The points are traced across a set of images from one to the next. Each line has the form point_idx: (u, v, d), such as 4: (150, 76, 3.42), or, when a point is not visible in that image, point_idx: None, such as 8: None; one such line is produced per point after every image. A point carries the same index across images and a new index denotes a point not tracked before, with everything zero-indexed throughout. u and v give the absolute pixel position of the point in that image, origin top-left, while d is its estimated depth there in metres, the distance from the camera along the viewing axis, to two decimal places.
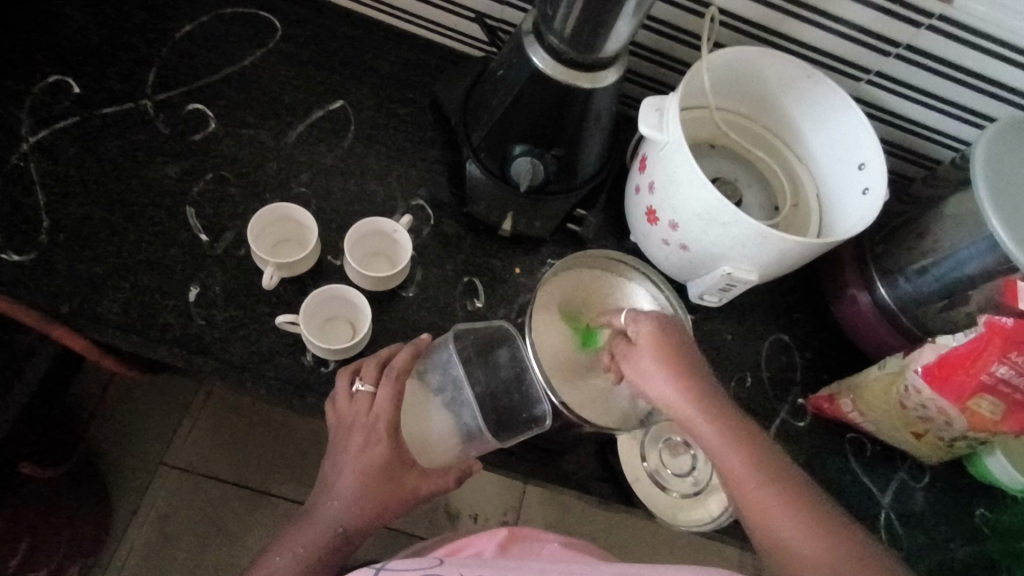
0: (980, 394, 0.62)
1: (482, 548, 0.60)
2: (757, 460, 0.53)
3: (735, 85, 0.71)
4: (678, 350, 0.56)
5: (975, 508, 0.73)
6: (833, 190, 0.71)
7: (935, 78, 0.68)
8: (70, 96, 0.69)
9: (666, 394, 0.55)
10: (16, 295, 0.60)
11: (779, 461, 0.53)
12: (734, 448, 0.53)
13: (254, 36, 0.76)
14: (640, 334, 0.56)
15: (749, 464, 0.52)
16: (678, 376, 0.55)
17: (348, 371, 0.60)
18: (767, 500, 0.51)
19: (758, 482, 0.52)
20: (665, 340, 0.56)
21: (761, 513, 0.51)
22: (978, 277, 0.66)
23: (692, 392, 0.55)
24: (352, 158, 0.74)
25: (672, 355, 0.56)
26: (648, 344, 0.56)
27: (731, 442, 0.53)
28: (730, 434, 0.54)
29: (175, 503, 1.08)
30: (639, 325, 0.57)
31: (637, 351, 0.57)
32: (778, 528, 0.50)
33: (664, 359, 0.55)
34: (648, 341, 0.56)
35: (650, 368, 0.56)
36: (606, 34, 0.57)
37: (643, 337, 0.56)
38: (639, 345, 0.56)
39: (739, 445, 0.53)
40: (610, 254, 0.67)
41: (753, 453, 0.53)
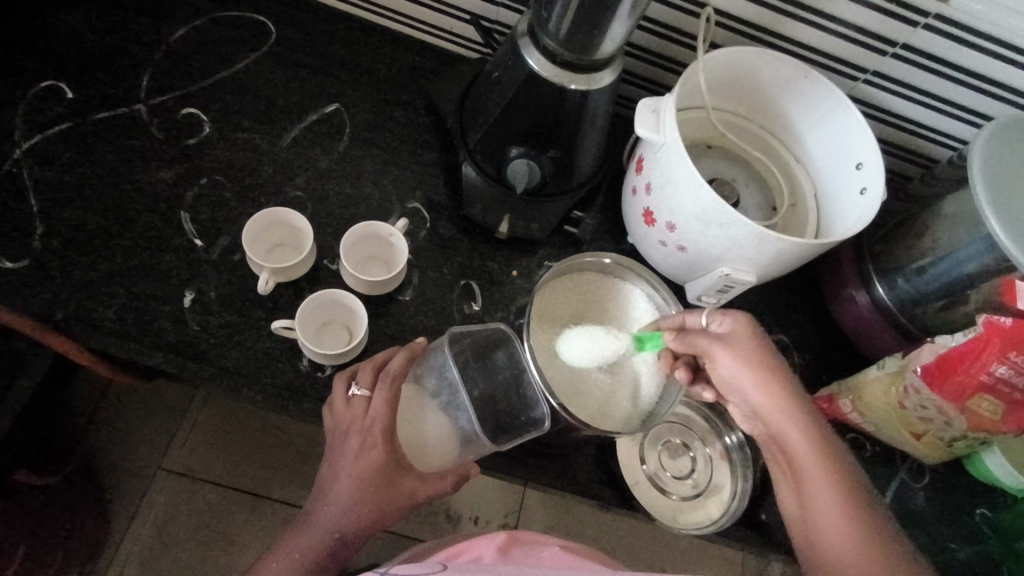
0: (981, 394, 0.62)
1: (482, 552, 0.60)
2: (839, 478, 0.52)
3: (732, 85, 0.70)
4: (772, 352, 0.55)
5: (975, 508, 0.73)
6: (831, 190, 0.71)
7: (933, 77, 0.68)
8: (63, 101, 0.68)
9: (757, 395, 0.54)
10: (10, 302, 0.60)
11: (858, 483, 0.52)
12: (820, 460, 0.52)
13: (248, 39, 0.76)
14: (733, 329, 0.56)
15: (831, 480, 0.52)
16: (774, 380, 0.54)
17: (345, 375, 0.60)
18: (842, 516, 0.50)
19: (836, 499, 0.51)
20: (757, 338, 0.55)
21: (834, 531, 0.50)
22: (976, 277, 0.66)
23: (786, 397, 0.54)
24: (348, 162, 0.73)
25: (765, 356, 0.55)
26: (745, 341, 0.55)
27: (819, 456, 0.52)
28: (820, 446, 0.53)
29: (174, 508, 1.08)
30: (730, 322, 0.56)
31: (725, 345, 0.55)
32: (846, 551, 0.49)
33: (756, 358, 0.55)
34: (744, 336, 0.55)
35: (742, 366, 0.55)
36: (601, 35, 0.57)
37: (737, 333, 0.55)
38: (731, 338, 0.55)
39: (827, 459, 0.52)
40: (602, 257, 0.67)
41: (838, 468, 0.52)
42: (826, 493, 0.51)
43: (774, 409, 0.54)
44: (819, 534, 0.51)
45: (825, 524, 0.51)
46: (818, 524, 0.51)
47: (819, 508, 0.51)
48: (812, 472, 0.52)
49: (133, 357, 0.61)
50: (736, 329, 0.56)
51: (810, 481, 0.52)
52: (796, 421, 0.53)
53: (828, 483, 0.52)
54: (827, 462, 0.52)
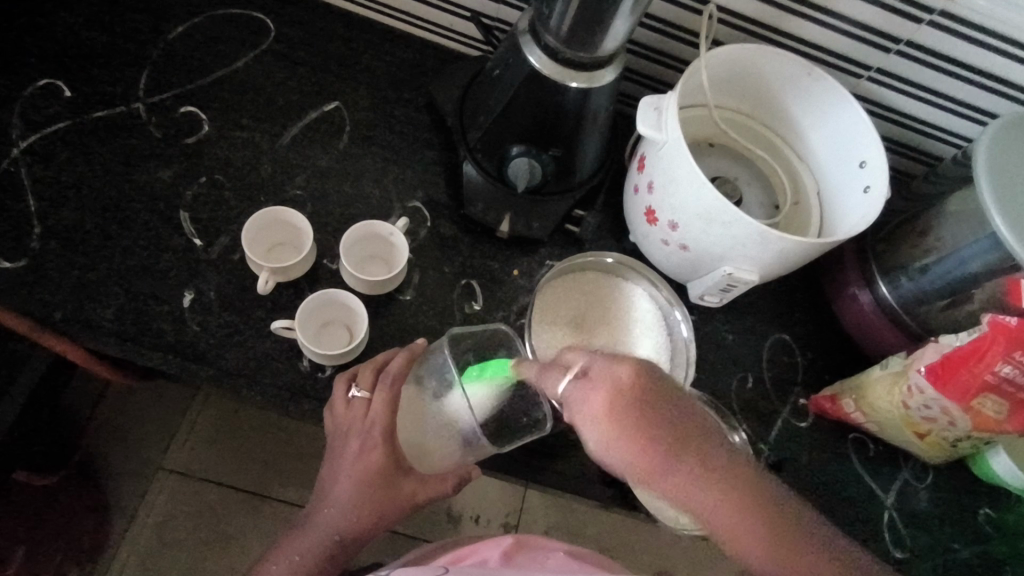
0: (984, 394, 0.61)
1: (487, 557, 0.59)
2: (736, 502, 0.49)
3: (734, 82, 0.70)
4: (624, 399, 0.51)
5: (979, 508, 0.73)
6: (834, 189, 0.71)
7: (937, 74, 0.68)
8: (61, 100, 0.68)
9: (609, 454, 0.52)
10: (8, 303, 0.60)
11: (764, 503, 0.49)
12: (703, 493, 0.50)
13: (247, 37, 0.75)
14: (576, 386, 0.53)
15: (724, 508, 0.49)
16: (631, 433, 0.50)
17: (345, 377, 0.59)
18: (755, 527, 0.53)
19: (732, 516, 0.49)
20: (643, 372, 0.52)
21: (748, 555, 0.48)
22: (980, 276, 0.66)
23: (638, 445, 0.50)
24: (347, 160, 0.73)
25: (608, 407, 0.52)
26: (603, 395, 0.51)
27: (715, 487, 0.50)
28: (708, 479, 0.50)
29: (175, 508, 1.08)
30: (573, 382, 0.53)
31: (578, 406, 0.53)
32: (772, 571, 0.47)
33: (603, 411, 0.51)
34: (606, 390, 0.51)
35: (596, 424, 0.51)
36: (602, 32, 0.56)
37: (594, 382, 0.52)
38: (586, 391, 0.52)
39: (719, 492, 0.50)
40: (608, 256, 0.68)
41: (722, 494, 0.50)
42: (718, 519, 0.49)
43: (644, 459, 0.50)
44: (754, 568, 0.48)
45: (750, 554, 0.48)
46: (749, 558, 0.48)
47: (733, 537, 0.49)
48: (691, 496, 0.50)
49: (132, 358, 0.61)
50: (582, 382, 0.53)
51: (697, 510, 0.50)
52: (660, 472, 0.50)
53: (718, 513, 0.49)
54: (724, 492, 0.50)
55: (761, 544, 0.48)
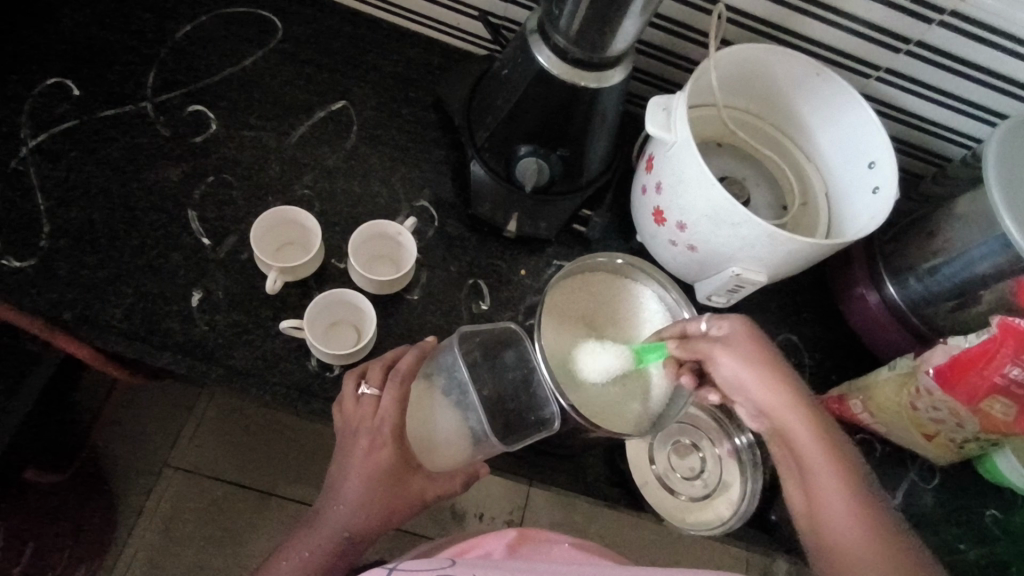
0: (993, 396, 0.61)
1: (491, 549, 0.60)
2: (852, 482, 0.51)
3: (743, 83, 0.70)
4: (776, 355, 0.56)
5: (986, 509, 0.72)
6: (842, 189, 0.70)
7: (947, 75, 0.67)
8: (70, 99, 0.68)
9: (759, 392, 0.55)
10: (18, 302, 0.60)
11: (875, 496, 0.51)
12: (828, 456, 0.52)
13: (255, 36, 0.75)
14: (732, 330, 0.56)
15: (842, 480, 0.51)
16: (779, 381, 0.54)
17: (353, 374, 0.59)
18: (848, 517, 0.50)
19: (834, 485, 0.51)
20: (755, 336, 0.56)
21: (835, 513, 0.50)
22: (989, 278, 0.65)
23: (799, 401, 0.54)
24: (355, 160, 0.73)
25: (766, 357, 0.55)
26: (745, 342, 0.56)
27: (835, 455, 0.52)
28: (830, 444, 0.53)
29: (181, 505, 1.08)
30: (734, 322, 0.57)
31: (724, 346, 0.56)
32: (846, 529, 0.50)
33: (756, 356, 0.55)
34: (741, 337, 0.56)
35: (743, 365, 0.55)
36: (612, 33, 0.56)
37: (737, 334, 0.56)
38: (730, 341, 0.56)
39: (841, 466, 0.52)
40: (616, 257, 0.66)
41: (847, 471, 0.52)
42: (830, 481, 0.51)
43: (794, 406, 0.54)
44: (825, 520, 0.51)
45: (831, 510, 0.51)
46: (828, 517, 0.51)
47: (824, 494, 0.51)
48: (814, 453, 0.53)
49: (141, 357, 0.61)
50: (735, 330, 0.56)
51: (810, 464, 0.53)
52: (810, 426, 0.53)
53: (833, 476, 0.52)
54: (849, 469, 0.52)
55: (863, 514, 0.50)
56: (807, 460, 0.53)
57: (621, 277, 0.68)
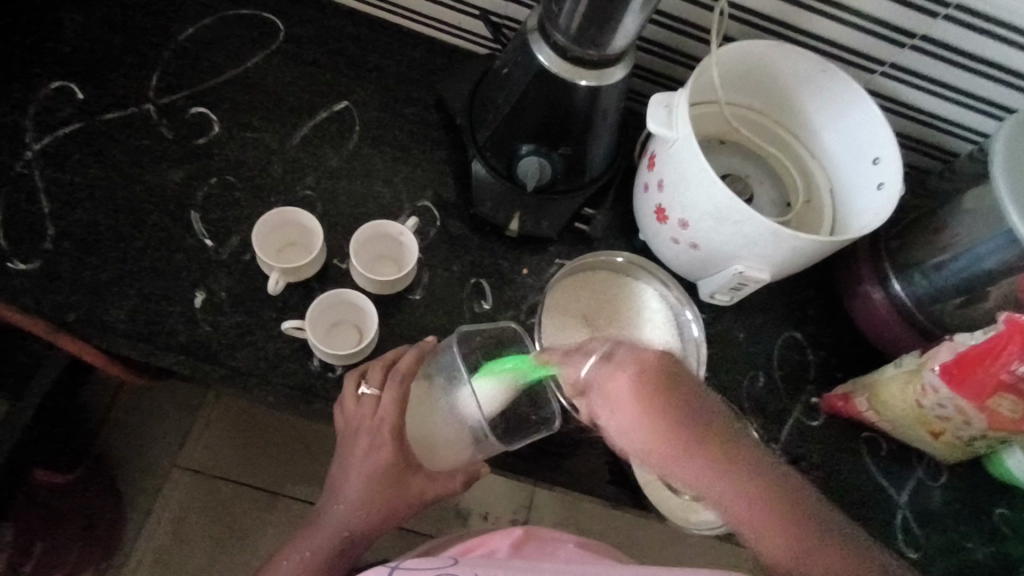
0: (1000, 393, 0.60)
1: (496, 547, 0.60)
2: (737, 478, 0.42)
3: (746, 80, 0.69)
4: (635, 390, 0.44)
5: (994, 507, 0.72)
6: (846, 186, 0.70)
7: (953, 69, 0.67)
8: (74, 102, 0.68)
9: (618, 420, 0.44)
10: (23, 305, 0.60)
11: (755, 460, 0.43)
12: None
13: (257, 37, 0.75)
14: (594, 370, 0.46)
15: (715, 471, 0.42)
16: (639, 403, 0.43)
17: (353, 374, 0.58)
18: None
19: None
20: None
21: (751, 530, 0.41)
22: (996, 272, 0.65)
23: (645, 412, 0.43)
24: (357, 160, 0.73)
25: (652, 388, 0.43)
26: (622, 378, 0.44)
27: (702, 448, 0.42)
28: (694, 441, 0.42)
29: (188, 504, 1.09)
30: (599, 365, 0.46)
31: (599, 390, 0.45)
32: None
33: (648, 393, 0.43)
34: (609, 374, 0.45)
35: (614, 403, 0.44)
36: (612, 30, 0.56)
37: (626, 370, 0.44)
38: None
39: (707, 455, 0.42)
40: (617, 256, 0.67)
41: (720, 465, 0.42)
42: (714, 488, 0.42)
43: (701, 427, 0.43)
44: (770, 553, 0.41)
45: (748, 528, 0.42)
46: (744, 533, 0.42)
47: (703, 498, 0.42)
48: (718, 482, 0.42)
49: (144, 358, 0.61)
50: (602, 369, 0.45)
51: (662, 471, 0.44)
52: (667, 424, 0.43)
53: (721, 485, 0.42)
54: (751, 471, 0.42)
55: (790, 523, 0.41)
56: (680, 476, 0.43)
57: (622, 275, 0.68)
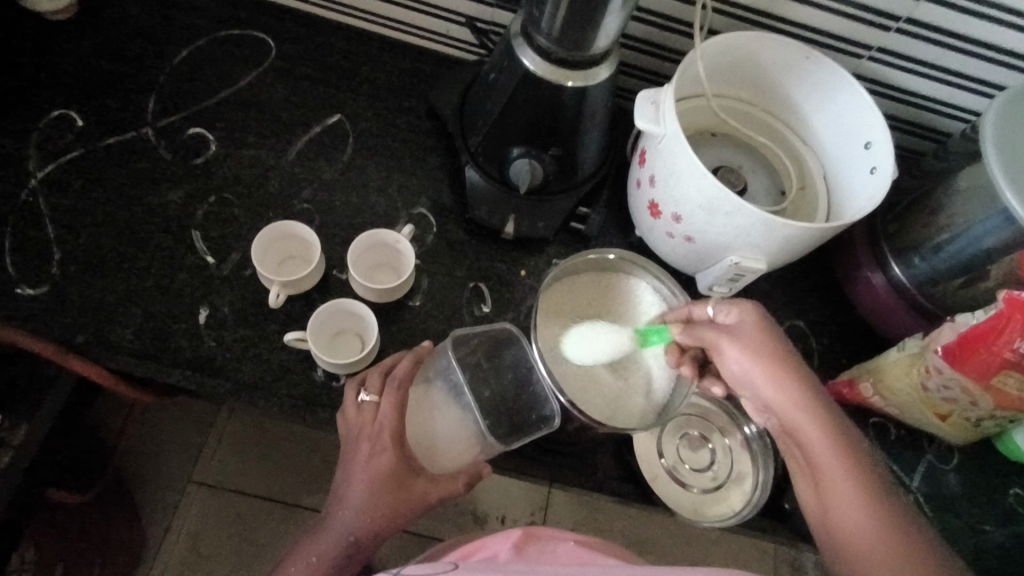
0: (1005, 371, 0.60)
1: (497, 550, 0.60)
2: (857, 471, 0.51)
3: (734, 71, 0.69)
4: (784, 348, 0.55)
5: (1009, 487, 0.71)
6: (841, 171, 0.70)
7: (939, 50, 0.67)
8: (74, 129, 0.70)
9: (767, 388, 0.54)
10: (33, 329, 0.62)
11: (872, 468, 0.51)
12: (833, 442, 0.52)
13: (249, 56, 0.77)
14: (741, 323, 0.56)
15: (843, 458, 0.51)
16: (779, 371, 0.54)
17: (354, 382, 0.60)
18: (858, 509, 0.49)
19: (843, 472, 0.51)
20: (766, 328, 0.55)
21: (839, 500, 0.50)
22: (996, 252, 0.64)
23: (798, 389, 0.53)
24: (352, 171, 0.74)
25: (775, 353, 0.54)
26: (753, 333, 0.55)
27: (835, 437, 0.52)
28: (833, 430, 0.52)
29: (207, 520, 1.10)
30: (749, 316, 0.56)
31: (731, 338, 0.56)
32: (853, 518, 0.49)
33: (772, 356, 0.54)
34: (751, 329, 0.55)
35: (749, 356, 0.55)
36: (594, 30, 0.56)
37: (749, 328, 0.55)
38: (739, 331, 0.56)
39: (841, 446, 0.52)
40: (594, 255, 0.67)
41: (850, 457, 0.51)
42: (827, 461, 0.51)
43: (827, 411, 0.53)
44: (835, 516, 0.50)
45: (838, 508, 0.50)
46: (838, 505, 0.50)
47: (826, 477, 0.51)
48: (816, 452, 0.52)
49: (152, 375, 0.63)
50: (745, 322, 0.56)
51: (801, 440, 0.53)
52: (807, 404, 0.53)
53: (840, 473, 0.51)
54: (845, 456, 0.51)
55: (877, 509, 0.49)
56: (808, 444, 0.53)
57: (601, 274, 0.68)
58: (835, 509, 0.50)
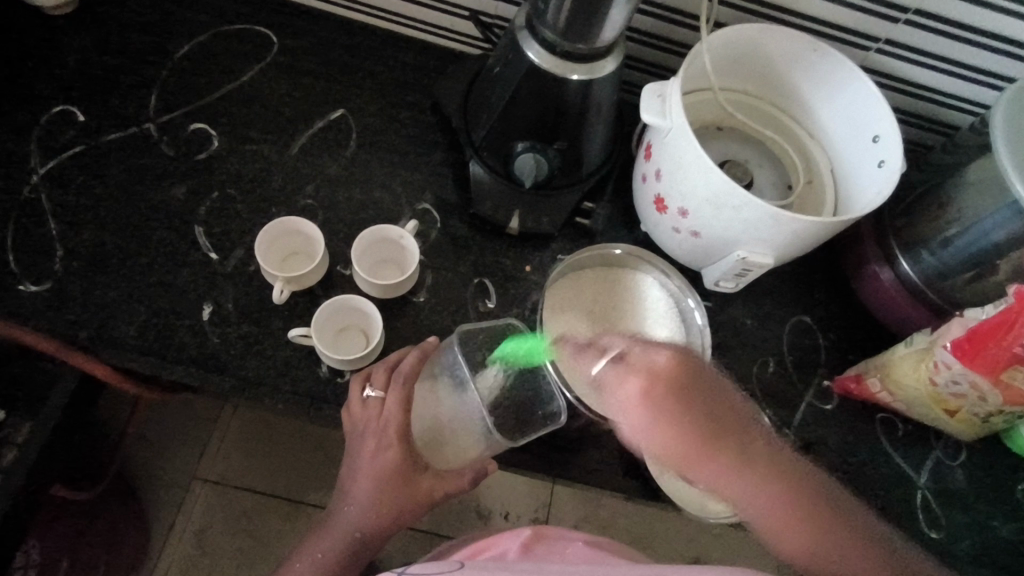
0: (1014, 366, 0.59)
1: (506, 548, 0.60)
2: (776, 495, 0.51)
3: (740, 64, 0.69)
4: (668, 381, 0.53)
5: (1017, 483, 0.70)
6: (848, 166, 0.69)
7: (948, 42, 0.66)
8: (75, 125, 0.70)
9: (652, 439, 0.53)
10: (35, 326, 0.61)
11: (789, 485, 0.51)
12: (715, 460, 0.51)
13: (252, 51, 0.76)
14: (619, 380, 0.53)
15: (736, 471, 0.51)
16: (650, 402, 0.52)
17: (359, 378, 0.59)
18: (791, 523, 0.50)
19: (766, 489, 0.51)
20: (650, 373, 0.53)
21: (773, 529, 0.51)
22: (1005, 245, 0.64)
23: (660, 417, 0.52)
24: (356, 166, 0.74)
25: (640, 383, 0.53)
26: (634, 380, 0.53)
27: (723, 468, 0.51)
28: (710, 446, 0.52)
29: (211, 517, 1.10)
30: (636, 372, 0.53)
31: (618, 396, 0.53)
32: (789, 530, 0.50)
33: (650, 398, 0.52)
34: (624, 387, 0.53)
35: (635, 405, 0.52)
36: (599, 23, 0.56)
37: (636, 374, 0.53)
38: (624, 386, 0.53)
39: (722, 458, 0.51)
40: (600, 253, 0.67)
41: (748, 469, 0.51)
42: (732, 482, 0.51)
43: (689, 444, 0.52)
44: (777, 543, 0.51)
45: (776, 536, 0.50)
46: (771, 522, 0.51)
47: (746, 498, 0.51)
48: (711, 475, 0.52)
49: (156, 372, 0.62)
50: (615, 378, 0.53)
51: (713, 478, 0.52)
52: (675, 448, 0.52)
53: (762, 504, 0.51)
54: (760, 474, 0.51)
55: (802, 515, 0.50)
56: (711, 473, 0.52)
57: (611, 270, 0.68)
58: (773, 525, 0.51)
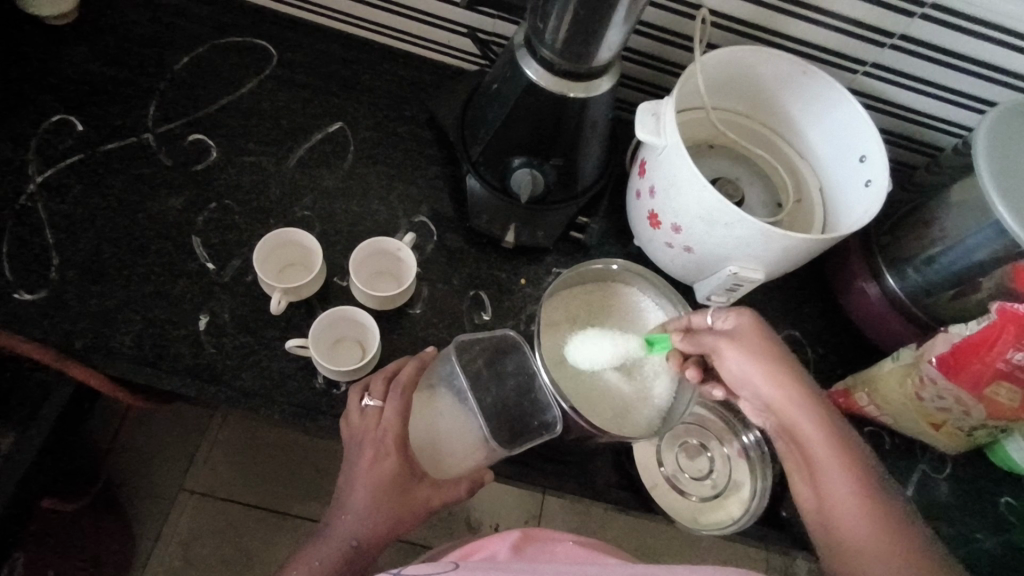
0: (998, 381, 0.61)
1: (496, 550, 0.60)
2: (860, 473, 0.52)
3: (731, 84, 0.70)
4: (783, 351, 0.56)
5: (999, 496, 0.72)
6: (836, 185, 0.71)
7: (931, 66, 0.68)
8: (74, 133, 0.70)
9: (763, 383, 0.55)
10: (30, 334, 0.61)
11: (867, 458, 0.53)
12: (820, 430, 0.53)
13: (251, 64, 0.77)
14: (739, 325, 0.57)
15: (834, 444, 0.53)
16: (777, 368, 0.55)
17: (358, 388, 0.60)
18: (849, 485, 0.51)
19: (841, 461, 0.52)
20: (763, 330, 0.57)
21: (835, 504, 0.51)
22: (987, 263, 0.66)
23: (787, 373, 0.55)
24: (353, 179, 0.74)
25: (773, 352, 0.56)
26: (750, 334, 0.56)
27: (826, 433, 0.53)
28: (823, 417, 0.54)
29: (197, 528, 1.09)
30: (743, 318, 0.57)
31: (730, 341, 0.57)
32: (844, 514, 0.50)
33: (765, 351, 0.56)
34: (748, 332, 0.56)
35: (747, 356, 0.56)
36: (597, 43, 0.57)
37: (744, 330, 0.57)
38: (737, 333, 0.57)
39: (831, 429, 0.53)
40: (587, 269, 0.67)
41: (846, 446, 0.53)
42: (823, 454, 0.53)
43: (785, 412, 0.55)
44: (837, 519, 0.51)
45: (845, 522, 0.50)
46: (830, 498, 0.52)
47: (821, 467, 0.52)
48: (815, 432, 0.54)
49: (150, 382, 0.62)
50: (742, 326, 0.57)
51: (798, 431, 0.54)
52: (807, 411, 0.54)
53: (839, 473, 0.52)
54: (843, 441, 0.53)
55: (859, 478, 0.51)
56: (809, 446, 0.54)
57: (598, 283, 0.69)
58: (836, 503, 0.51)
